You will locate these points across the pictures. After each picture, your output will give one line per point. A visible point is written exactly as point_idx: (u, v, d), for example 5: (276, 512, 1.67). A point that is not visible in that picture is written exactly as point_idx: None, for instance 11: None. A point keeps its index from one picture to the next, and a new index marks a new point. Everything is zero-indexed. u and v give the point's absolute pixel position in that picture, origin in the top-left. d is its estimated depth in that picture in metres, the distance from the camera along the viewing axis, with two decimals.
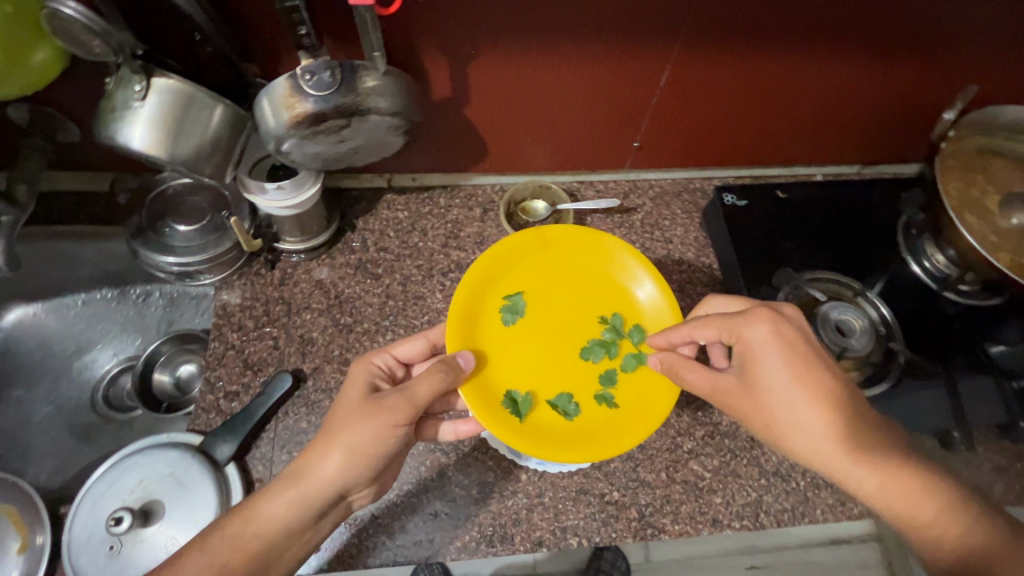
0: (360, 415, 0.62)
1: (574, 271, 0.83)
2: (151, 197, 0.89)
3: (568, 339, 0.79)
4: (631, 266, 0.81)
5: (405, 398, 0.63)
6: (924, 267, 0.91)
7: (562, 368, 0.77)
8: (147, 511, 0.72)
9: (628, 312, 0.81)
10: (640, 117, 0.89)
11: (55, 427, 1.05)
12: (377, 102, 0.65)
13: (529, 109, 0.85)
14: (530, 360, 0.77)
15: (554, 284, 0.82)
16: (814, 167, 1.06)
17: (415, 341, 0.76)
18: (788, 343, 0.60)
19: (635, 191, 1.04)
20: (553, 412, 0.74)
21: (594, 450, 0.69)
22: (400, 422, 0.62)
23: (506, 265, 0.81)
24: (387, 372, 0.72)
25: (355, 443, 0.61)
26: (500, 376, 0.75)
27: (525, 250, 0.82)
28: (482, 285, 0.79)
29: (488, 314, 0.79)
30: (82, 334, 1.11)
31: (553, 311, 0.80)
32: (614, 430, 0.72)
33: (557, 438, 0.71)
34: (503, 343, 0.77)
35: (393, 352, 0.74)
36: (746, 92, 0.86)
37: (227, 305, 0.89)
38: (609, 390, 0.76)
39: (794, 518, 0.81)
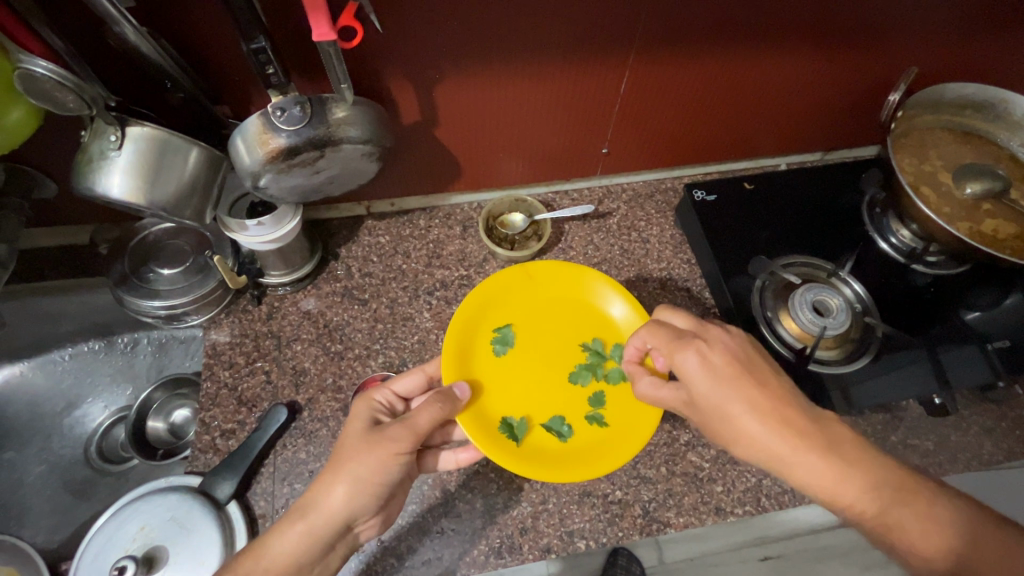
0: (366, 446, 0.63)
1: (559, 300, 0.87)
2: (133, 244, 0.89)
3: (558, 365, 0.83)
4: (611, 295, 0.86)
5: (408, 428, 0.65)
6: (891, 244, 0.94)
7: (554, 394, 0.81)
8: (151, 558, 0.71)
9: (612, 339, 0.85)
10: (605, 125, 0.93)
11: (49, 486, 1.04)
12: (348, 131, 0.67)
13: (497, 126, 0.88)
14: (522, 386, 0.81)
15: (541, 314, 0.86)
16: (779, 158, 1.10)
17: (412, 374, 0.76)
18: (715, 367, 0.60)
19: (609, 195, 1.07)
20: (547, 435, 0.78)
21: (587, 469, 0.73)
22: (401, 451, 0.64)
23: (495, 299, 0.85)
24: (388, 409, 0.72)
25: (360, 473, 0.62)
26: (496, 405, 0.79)
27: (510, 286, 0.87)
28: (473, 318, 0.83)
29: (482, 347, 0.83)
30: (72, 390, 1.11)
31: (542, 339, 0.85)
32: (606, 448, 0.76)
33: (552, 460, 0.75)
34: (498, 373, 0.81)
35: (391, 388, 0.74)
36: (702, 92, 0.90)
37: (217, 344, 0.90)
38: (599, 411, 0.80)
39: (794, 499, 0.83)
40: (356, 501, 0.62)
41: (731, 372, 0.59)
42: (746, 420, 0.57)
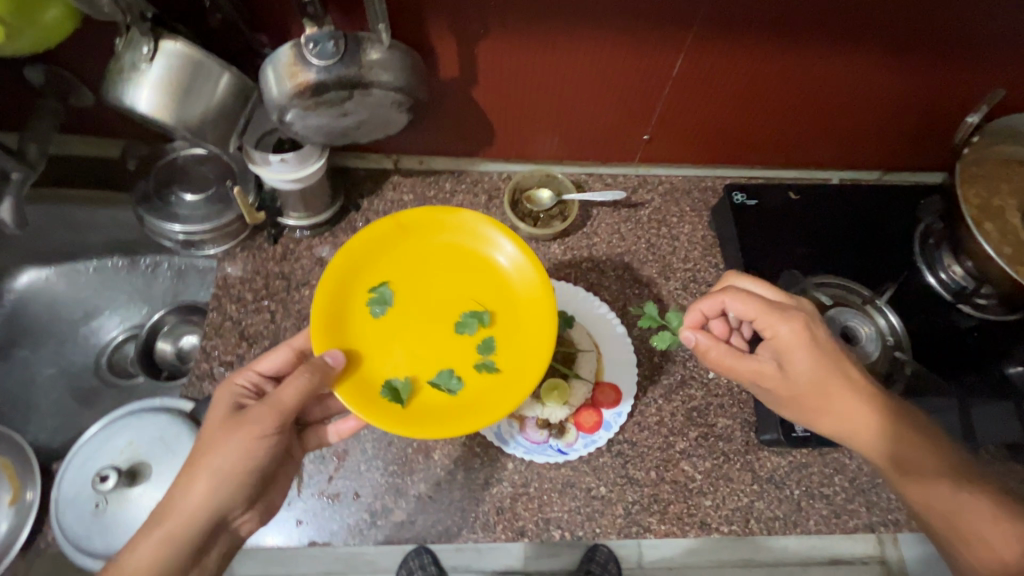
0: (227, 434, 0.61)
1: (440, 255, 0.80)
2: (160, 164, 0.90)
3: (441, 317, 0.77)
4: (495, 235, 0.79)
5: (274, 408, 0.63)
6: (939, 279, 0.88)
7: (441, 344, 0.76)
8: (134, 472, 0.72)
9: (498, 286, 0.79)
10: (651, 108, 0.88)
11: (57, 388, 1.07)
12: (380, 76, 0.65)
13: (538, 94, 0.84)
14: (407, 345, 0.75)
15: (422, 267, 0.80)
16: (831, 171, 1.03)
17: (278, 352, 0.71)
18: (819, 343, 0.63)
19: (645, 185, 1.02)
20: (435, 392, 0.72)
21: (480, 419, 0.68)
22: (266, 433, 0.62)
23: (369, 256, 0.78)
24: (255, 392, 0.69)
25: (222, 463, 0.60)
26: (378, 367, 0.73)
27: (386, 240, 0.79)
28: (344, 280, 0.76)
29: (356, 309, 0.76)
30: (90, 301, 1.13)
31: (423, 294, 0.78)
32: (498, 396, 0.72)
33: (444, 417, 0.69)
34: (378, 337, 0.75)
35: (257, 368, 0.70)
36: (759, 87, 0.84)
37: (228, 277, 0.90)
38: (490, 357, 0.75)
39: (785, 527, 0.79)
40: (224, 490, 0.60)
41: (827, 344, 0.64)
42: (838, 390, 0.62)
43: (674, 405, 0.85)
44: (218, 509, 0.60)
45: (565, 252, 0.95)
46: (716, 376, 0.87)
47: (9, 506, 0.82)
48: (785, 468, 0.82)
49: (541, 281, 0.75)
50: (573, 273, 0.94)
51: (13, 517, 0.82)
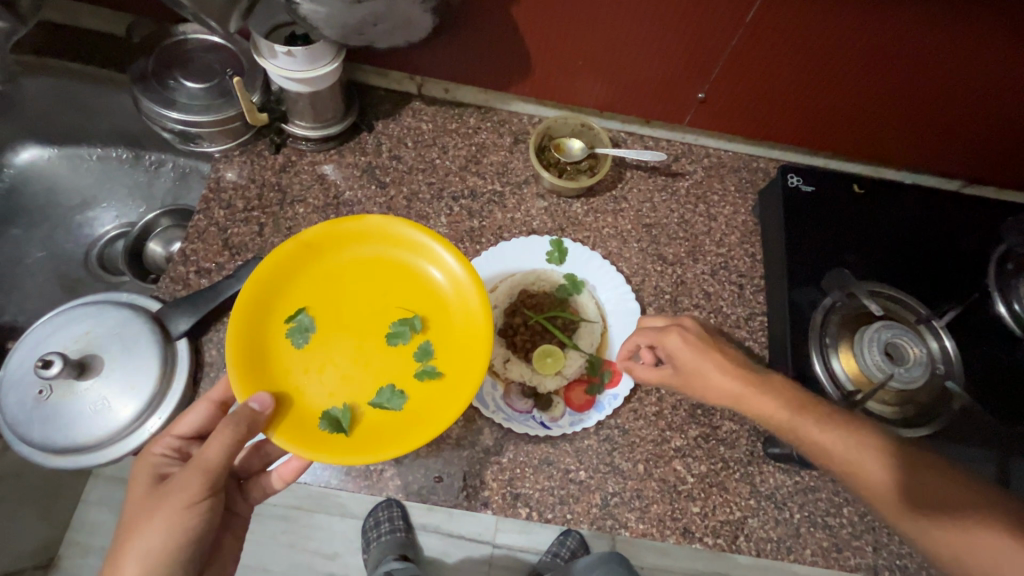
0: (150, 511, 0.54)
1: (360, 269, 0.72)
2: (165, 45, 0.82)
3: (371, 330, 0.69)
4: (415, 239, 0.71)
5: (197, 469, 0.55)
6: (1012, 310, 0.74)
7: (379, 358, 0.68)
8: (85, 364, 0.67)
9: (431, 296, 0.72)
10: (713, 62, 0.77)
11: (44, 273, 1.04)
12: None
13: (586, 25, 0.74)
14: (339, 364, 0.67)
15: (340, 282, 0.71)
16: (903, 172, 0.92)
17: (194, 410, 0.62)
18: (695, 344, 0.66)
19: (689, 155, 0.91)
20: (381, 413, 0.65)
21: (432, 428, 0.62)
22: (198, 498, 0.55)
23: (280, 280, 0.69)
24: (180, 457, 0.62)
25: (151, 540, 0.52)
26: (312, 397, 0.65)
27: (299, 263, 0.70)
28: (255, 313, 0.67)
29: (274, 342, 0.67)
30: (88, 189, 1.09)
31: (345, 310, 0.70)
32: (446, 401, 0.66)
33: (397, 436, 0.63)
34: (304, 368, 0.66)
35: (175, 432, 0.62)
36: (843, 54, 0.72)
37: (222, 181, 0.83)
38: (429, 362, 0.68)
39: (777, 551, 0.71)
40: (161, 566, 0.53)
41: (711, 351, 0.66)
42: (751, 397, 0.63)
43: (677, 398, 0.76)
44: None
45: (587, 213, 0.86)
46: None
47: None
48: (789, 488, 0.73)
49: (473, 278, 0.69)
50: (592, 237, 0.85)
51: None
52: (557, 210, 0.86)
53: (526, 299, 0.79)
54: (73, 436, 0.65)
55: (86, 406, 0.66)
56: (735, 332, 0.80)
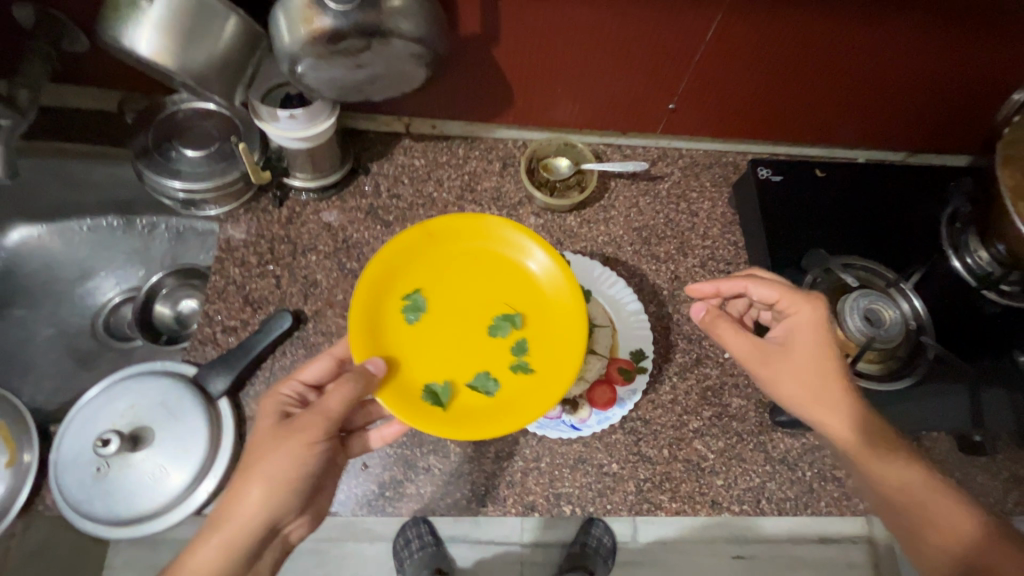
0: (274, 443, 0.60)
1: (472, 258, 0.77)
2: (161, 117, 0.86)
3: (474, 320, 0.74)
4: (524, 235, 0.75)
5: (320, 414, 0.61)
6: (964, 263, 0.85)
7: (478, 346, 0.73)
8: (136, 436, 0.70)
9: (531, 288, 0.76)
10: (681, 75, 0.84)
11: (54, 350, 1.04)
12: (401, 24, 0.60)
13: (562, 55, 0.80)
14: (440, 347, 0.72)
15: (451, 269, 0.76)
16: (857, 151, 1.01)
17: (319, 360, 0.69)
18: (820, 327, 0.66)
19: (665, 158, 0.98)
20: (473, 395, 0.70)
21: (518, 421, 0.67)
22: (316, 439, 0.61)
23: (401, 261, 0.75)
24: (299, 401, 0.68)
25: (272, 473, 0.59)
26: (417, 373, 0.70)
27: (420, 245, 0.76)
28: (378, 287, 0.73)
29: (389, 316, 0.73)
30: (85, 261, 1.08)
31: (453, 295, 0.75)
32: (535, 396, 0.70)
33: (485, 419, 0.68)
34: (413, 344, 0.72)
35: (300, 377, 0.68)
36: (797, 55, 0.80)
37: (232, 240, 0.86)
38: (524, 359, 0.73)
39: (795, 508, 0.78)
40: (273, 501, 0.60)
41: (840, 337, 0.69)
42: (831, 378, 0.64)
43: (688, 384, 0.83)
44: (268, 518, 0.60)
45: (581, 225, 0.92)
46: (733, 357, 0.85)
47: (5, 468, 0.74)
48: (798, 449, 0.81)
49: (574, 284, 0.73)
50: (589, 247, 0.91)
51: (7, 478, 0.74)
52: (553, 226, 0.92)
53: None
54: (137, 505, 0.69)
55: (144, 476, 0.69)
56: None
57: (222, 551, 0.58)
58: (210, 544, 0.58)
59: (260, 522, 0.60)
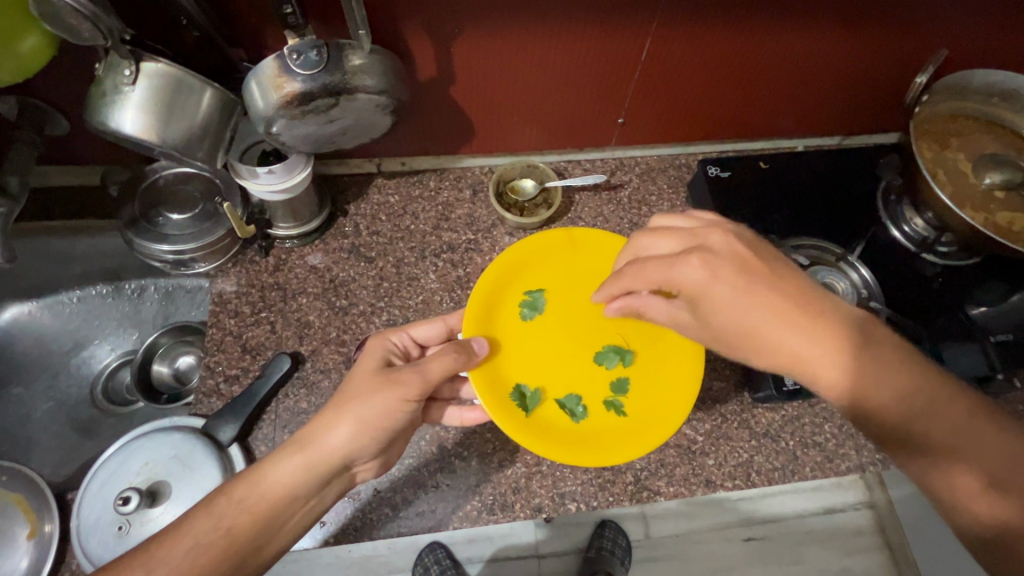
0: (375, 388, 0.64)
1: (596, 279, 0.83)
2: (144, 187, 0.91)
3: (586, 344, 0.80)
4: None
5: (418, 372, 0.65)
6: (903, 231, 0.93)
7: (570, 368, 0.78)
8: (155, 491, 0.73)
9: (648, 327, 0.80)
10: (625, 91, 0.91)
11: (56, 423, 1.05)
12: (364, 80, 0.67)
13: (514, 85, 0.86)
14: (542, 355, 0.79)
15: (577, 287, 0.82)
16: (796, 140, 1.10)
17: (433, 323, 0.78)
18: (726, 283, 0.58)
19: (623, 167, 1.06)
20: (560, 411, 0.75)
21: (590, 455, 0.70)
22: (409, 398, 0.65)
23: (532, 262, 0.83)
24: (403, 352, 0.75)
25: (364, 415, 0.63)
26: (511, 368, 0.77)
27: (552, 248, 0.84)
28: (505, 275, 0.81)
29: (509, 308, 0.80)
30: (79, 332, 1.11)
31: (573, 313, 0.81)
32: (620, 438, 0.73)
33: (559, 437, 0.72)
34: (518, 335, 0.79)
35: (411, 332, 0.76)
36: (727, 62, 0.88)
37: (224, 293, 0.90)
38: (620, 398, 0.77)
39: (784, 476, 0.84)
40: (357, 442, 0.64)
41: (755, 263, 0.60)
42: (771, 334, 0.57)
43: None
44: (347, 455, 0.64)
45: None
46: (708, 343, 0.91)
47: (28, 541, 0.77)
48: (779, 421, 0.86)
49: None
50: None
51: (35, 549, 0.76)
52: None
53: None
54: None
55: None
56: None
57: (298, 471, 0.62)
58: (289, 462, 0.62)
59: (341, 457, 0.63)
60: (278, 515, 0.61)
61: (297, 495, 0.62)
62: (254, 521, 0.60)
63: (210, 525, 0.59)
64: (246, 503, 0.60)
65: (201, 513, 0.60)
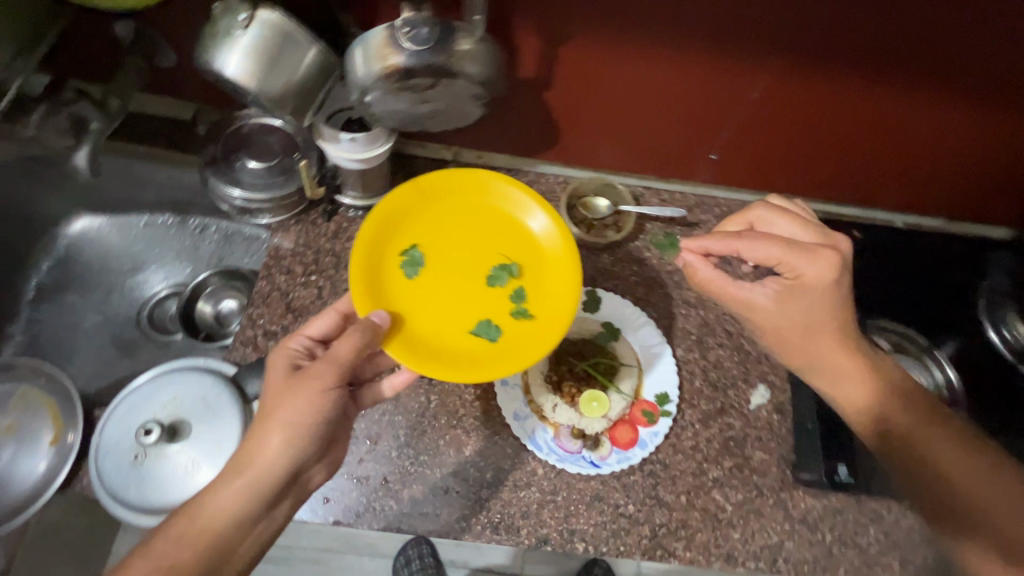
0: (291, 390, 0.62)
1: (462, 216, 0.80)
2: (229, 129, 0.92)
3: (467, 275, 0.78)
4: (520, 195, 0.80)
5: (330, 362, 0.63)
6: (1003, 337, 0.85)
7: (476, 297, 0.77)
8: (175, 428, 0.74)
9: (524, 244, 0.80)
10: (725, 127, 0.86)
11: (100, 337, 1.09)
12: (468, 67, 0.64)
13: (611, 100, 0.83)
14: (445, 300, 0.76)
15: (446, 223, 0.80)
16: (897, 215, 1.01)
17: (325, 315, 0.70)
18: (833, 278, 0.66)
19: (702, 207, 0.99)
20: (477, 342, 0.74)
21: (513, 365, 0.71)
22: (329, 385, 0.62)
23: (396, 220, 0.78)
24: (309, 354, 0.69)
25: (291, 417, 0.60)
26: (422, 325, 0.74)
27: (417, 203, 0.79)
28: (378, 236, 0.77)
29: (389, 271, 0.76)
30: (139, 254, 1.14)
31: (448, 250, 0.79)
32: (537, 339, 0.74)
33: (481, 363, 0.72)
34: (416, 295, 0.76)
35: (307, 333, 0.70)
36: (841, 118, 0.82)
37: (280, 249, 0.91)
38: (523, 305, 0.77)
39: (813, 570, 0.77)
40: (294, 447, 0.61)
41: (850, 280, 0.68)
42: (823, 335, 0.69)
43: (710, 431, 0.83)
44: (290, 465, 0.61)
45: (615, 264, 0.93)
46: (756, 409, 0.85)
47: (50, 446, 0.79)
48: (819, 509, 0.79)
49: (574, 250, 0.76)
50: (621, 286, 0.92)
51: (53, 457, 0.79)
52: (587, 262, 0.93)
53: (569, 346, 0.86)
54: (167, 496, 0.72)
55: (176, 468, 0.73)
56: (757, 368, 0.88)
57: (239, 497, 0.59)
58: (228, 488, 0.60)
59: (281, 469, 0.61)
60: (227, 538, 0.59)
61: (241, 521, 0.60)
62: (199, 550, 0.58)
63: (152, 565, 0.56)
64: (189, 537, 0.58)
65: (140, 554, 0.58)
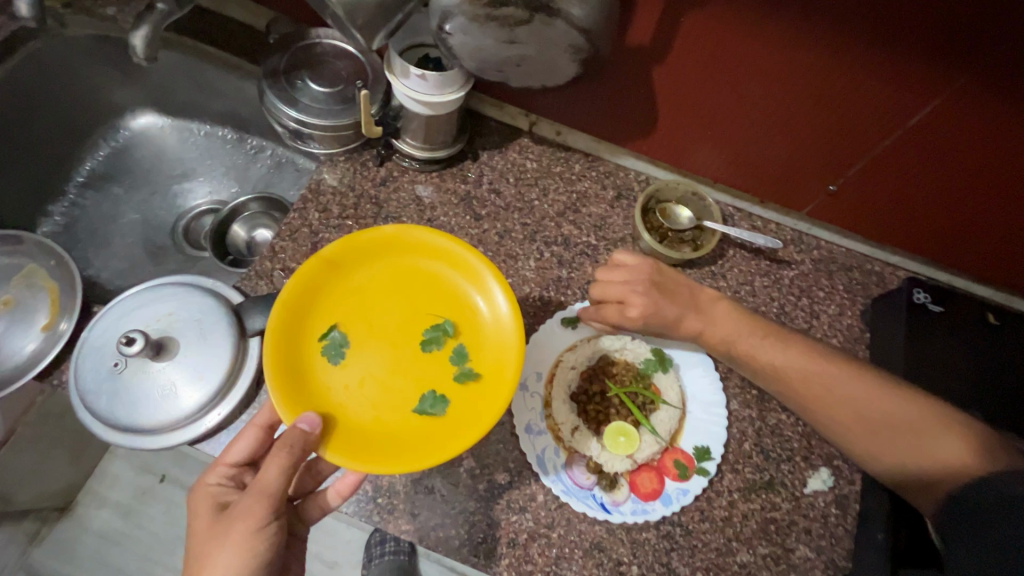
0: (217, 541, 0.52)
1: (388, 284, 0.72)
2: (299, 46, 0.85)
3: (399, 343, 0.69)
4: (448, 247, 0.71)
5: (259, 493, 0.54)
6: None
7: (415, 367, 0.68)
8: (162, 345, 0.68)
9: (462, 308, 0.72)
10: (857, 155, 0.71)
11: (133, 236, 1.05)
12: (572, 7, 0.55)
13: (728, 94, 0.70)
14: (382, 381, 0.67)
15: (371, 292, 0.71)
16: None
17: (241, 437, 0.62)
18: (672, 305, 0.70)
19: (799, 244, 0.84)
20: (427, 421, 0.65)
21: (471, 436, 0.62)
22: (266, 519, 0.53)
23: (315, 292, 0.68)
24: (236, 485, 0.61)
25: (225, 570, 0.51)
26: (357, 413, 0.65)
27: (328, 279, 0.69)
28: (292, 320, 0.67)
29: (311, 361, 0.66)
30: (190, 163, 1.10)
31: (375, 318, 0.70)
32: (489, 398, 0.66)
33: (438, 442, 0.63)
34: (342, 383, 0.66)
35: (224, 461, 0.61)
36: (1013, 174, 0.65)
37: (322, 183, 0.83)
38: (467, 364, 0.69)
39: None
40: None
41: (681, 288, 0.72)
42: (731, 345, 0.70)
43: (750, 507, 0.69)
44: None
45: None
46: (812, 495, 0.70)
47: (41, 331, 0.75)
48: None
49: (518, 309, 0.68)
50: None
51: (42, 341, 0.75)
52: None
53: (607, 368, 0.74)
54: (135, 416, 0.65)
55: (153, 388, 0.66)
56: (824, 447, 0.73)
57: None
58: None
59: None
60: None
61: None
62: None
63: None
64: None
65: None
